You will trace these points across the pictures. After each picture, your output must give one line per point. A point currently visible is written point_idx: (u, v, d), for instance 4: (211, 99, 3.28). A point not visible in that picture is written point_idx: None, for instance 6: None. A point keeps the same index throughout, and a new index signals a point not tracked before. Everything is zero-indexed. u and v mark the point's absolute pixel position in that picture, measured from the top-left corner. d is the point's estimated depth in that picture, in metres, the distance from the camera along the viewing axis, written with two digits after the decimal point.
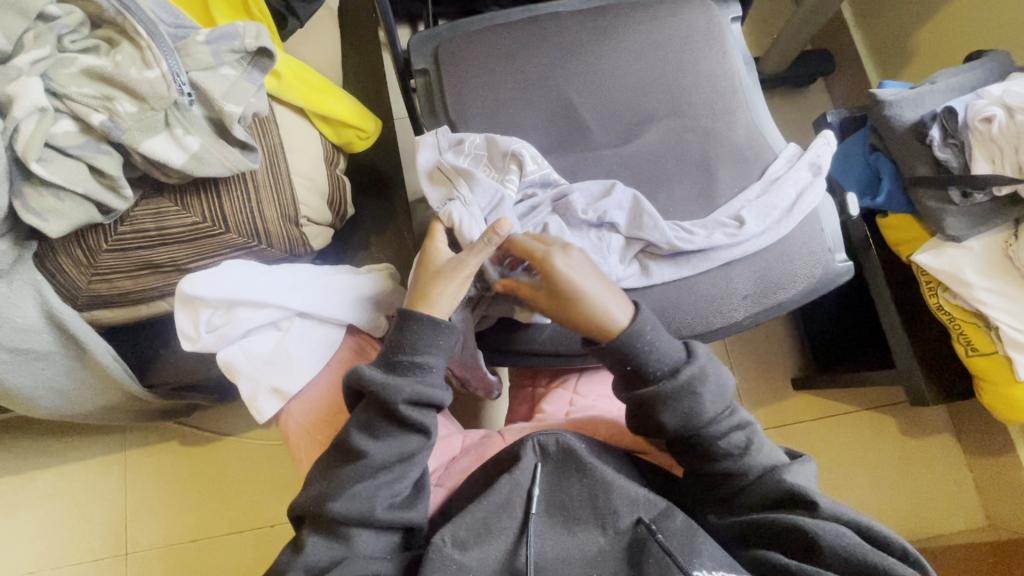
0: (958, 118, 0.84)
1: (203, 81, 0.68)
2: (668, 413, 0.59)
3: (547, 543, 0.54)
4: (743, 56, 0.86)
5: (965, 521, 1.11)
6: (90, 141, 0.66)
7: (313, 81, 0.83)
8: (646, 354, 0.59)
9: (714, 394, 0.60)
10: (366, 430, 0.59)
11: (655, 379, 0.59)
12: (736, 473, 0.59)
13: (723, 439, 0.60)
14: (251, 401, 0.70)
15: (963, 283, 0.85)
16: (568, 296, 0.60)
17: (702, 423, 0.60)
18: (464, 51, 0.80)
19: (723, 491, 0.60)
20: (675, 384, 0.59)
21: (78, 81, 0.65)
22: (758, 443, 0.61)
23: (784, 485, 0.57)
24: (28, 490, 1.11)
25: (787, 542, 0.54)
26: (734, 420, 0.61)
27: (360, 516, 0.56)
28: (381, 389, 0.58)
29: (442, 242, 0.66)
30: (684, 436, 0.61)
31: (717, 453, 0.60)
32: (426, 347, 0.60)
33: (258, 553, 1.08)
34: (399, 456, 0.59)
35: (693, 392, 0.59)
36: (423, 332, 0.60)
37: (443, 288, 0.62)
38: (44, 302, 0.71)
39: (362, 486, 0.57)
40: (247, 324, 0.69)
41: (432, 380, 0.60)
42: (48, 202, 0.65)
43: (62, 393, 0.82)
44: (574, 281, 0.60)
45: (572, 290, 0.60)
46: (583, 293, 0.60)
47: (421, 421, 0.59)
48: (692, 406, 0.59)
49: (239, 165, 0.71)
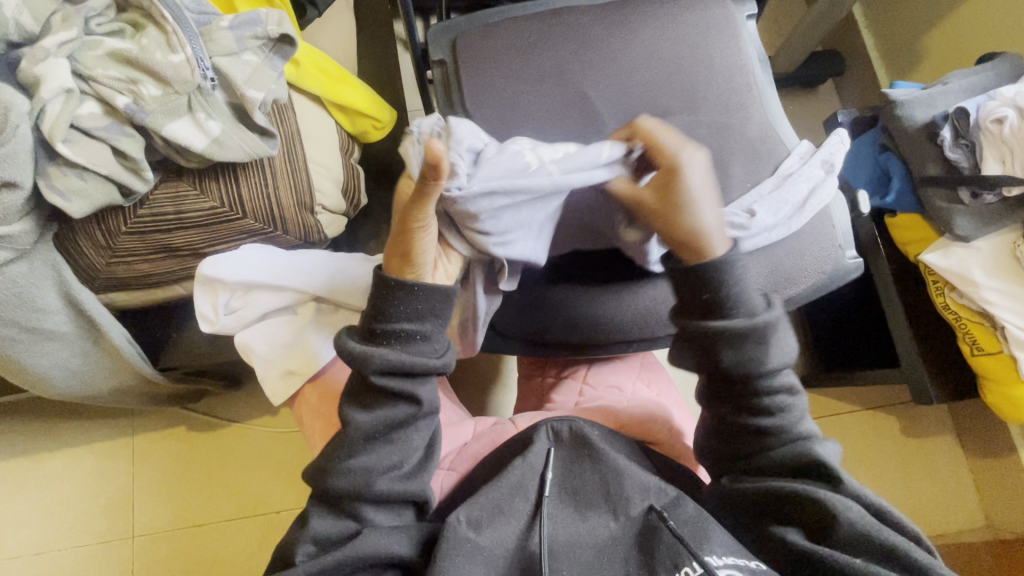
0: (970, 119, 0.85)
1: (225, 67, 0.69)
2: (729, 352, 0.57)
3: (558, 526, 0.54)
4: (758, 52, 0.86)
5: (965, 520, 1.12)
6: (114, 123, 0.67)
7: (330, 70, 0.84)
8: (727, 288, 0.57)
9: (780, 348, 0.58)
10: (357, 402, 0.58)
11: (728, 315, 0.57)
12: (773, 432, 0.58)
13: (772, 395, 0.58)
14: (265, 382, 0.71)
15: (970, 282, 0.86)
16: (684, 198, 0.59)
17: (760, 374, 0.57)
18: (481, 43, 0.81)
19: (752, 449, 0.59)
20: (747, 325, 0.56)
21: (103, 63, 0.66)
22: (801, 409, 0.60)
23: (812, 454, 0.57)
24: (37, 471, 1.12)
25: (805, 514, 0.54)
26: (786, 380, 0.59)
27: (358, 489, 0.56)
28: (354, 359, 0.56)
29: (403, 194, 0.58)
30: (736, 380, 0.58)
31: (763, 406, 0.58)
32: (405, 313, 0.57)
33: (264, 538, 1.09)
34: (387, 425, 0.57)
35: (762, 339, 0.57)
36: (400, 299, 0.56)
37: (408, 251, 0.56)
38: (63, 283, 0.72)
39: (369, 458, 0.57)
40: (264, 307, 0.70)
41: (417, 349, 0.57)
42: (72, 182, 0.66)
43: (76, 374, 0.82)
44: (692, 190, 0.59)
45: (687, 199, 0.59)
46: (698, 204, 0.59)
47: (404, 390, 0.57)
48: (754, 355, 0.57)
49: (258, 151, 0.72)
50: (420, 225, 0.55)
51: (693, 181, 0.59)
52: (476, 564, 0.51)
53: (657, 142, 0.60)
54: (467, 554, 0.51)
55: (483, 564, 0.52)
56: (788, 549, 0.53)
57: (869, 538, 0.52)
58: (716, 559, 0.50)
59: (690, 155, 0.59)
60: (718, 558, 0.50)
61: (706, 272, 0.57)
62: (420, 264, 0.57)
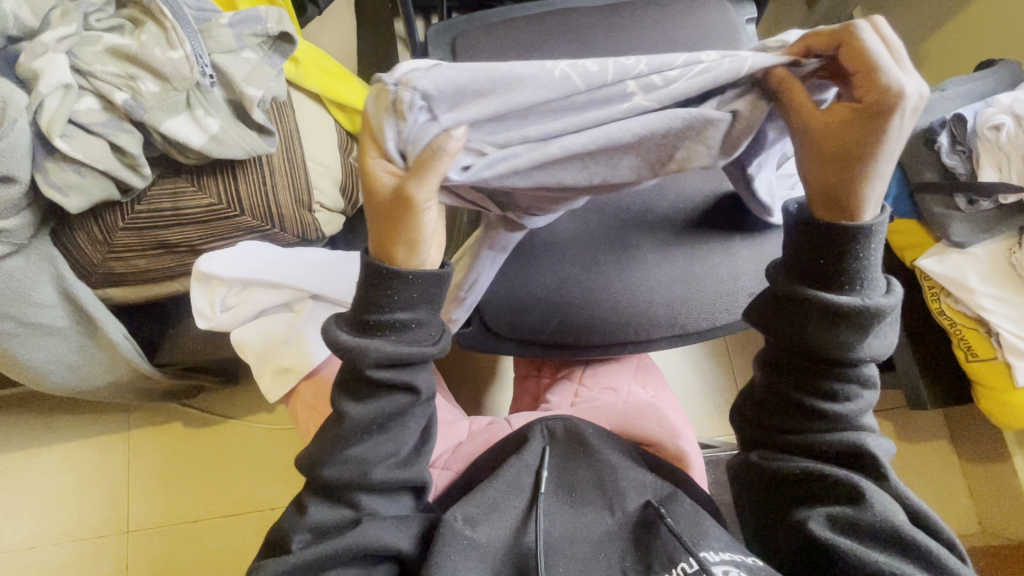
0: (967, 125, 0.85)
1: (224, 64, 0.69)
2: (831, 328, 0.54)
3: (555, 523, 0.54)
4: None
5: (959, 525, 1.13)
6: (112, 119, 0.67)
7: (329, 68, 0.84)
8: (843, 265, 0.54)
9: (874, 341, 0.55)
10: (349, 393, 0.56)
11: (836, 290, 0.54)
12: (836, 419, 0.57)
13: (849, 383, 0.56)
14: (262, 380, 0.73)
15: (964, 288, 0.86)
16: (869, 153, 0.51)
17: (853, 359, 0.55)
18: (481, 43, 0.81)
19: (806, 429, 0.58)
20: (858, 306, 0.53)
21: (102, 59, 0.66)
22: (868, 407, 0.58)
23: (864, 450, 0.55)
24: (33, 465, 1.12)
25: (839, 501, 0.54)
26: (867, 374, 0.57)
27: (357, 479, 0.56)
28: (347, 354, 0.53)
29: (381, 167, 0.51)
30: (822, 356, 0.56)
31: (838, 390, 0.56)
32: (398, 300, 0.54)
33: (258, 535, 1.09)
34: (383, 416, 0.55)
35: (865, 325, 0.54)
36: (393, 288, 0.53)
37: (406, 232, 0.53)
38: (59, 277, 0.72)
39: (362, 448, 0.56)
40: (261, 304, 0.71)
41: (411, 338, 0.54)
42: (70, 177, 0.66)
43: (72, 369, 0.82)
44: (888, 140, 0.51)
45: (870, 151, 0.52)
46: (877, 160, 0.52)
47: (400, 379, 0.55)
48: (852, 337, 0.54)
49: (257, 148, 0.72)
50: (422, 207, 0.51)
51: (888, 129, 0.50)
52: (472, 561, 0.51)
53: (867, 64, 0.49)
54: (462, 550, 0.51)
55: (480, 560, 0.52)
56: (807, 531, 0.54)
57: (899, 536, 0.51)
58: (713, 555, 0.50)
59: (910, 92, 0.49)
60: (715, 553, 0.51)
61: (825, 244, 0.54)
62: (423, 247, 0.55)
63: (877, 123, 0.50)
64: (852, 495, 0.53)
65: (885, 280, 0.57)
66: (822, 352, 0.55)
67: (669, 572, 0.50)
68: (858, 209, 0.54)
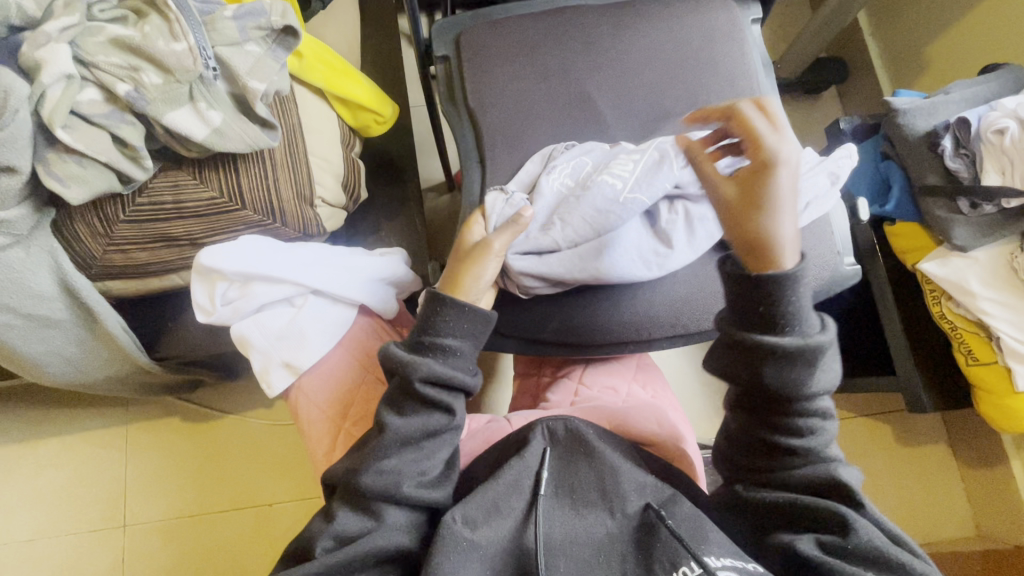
0: (971, 129, 0.85)
1: (228, 57, 0.69)
2: (777, 371, 0.55)
3: (555, 524, 0.54)
4: (763, 57, 0.85)
5: (956, 529, 1.13)
6: (114, 110, 0.66)
7: (334, 63, 0.83)
8: (786, 307, 0.55)
9: (825, 374, 0.57)
10: (394, 406, 0.60)
11: (780, 332, 0.55)
12: (801, 452, 0.58)
13: (806, 417, 0.57)
14: (263, 374, 0.72)
15: (967, 292, 0.86)
16: (763, 201, 0.57)
17: (803, 395, 0.56)
18: (486, 39, 0.81)
19: (774, 465, 0.59)
20: (800, 345, 0.54)
21: (105, 49, 0.66)
22: (831, 434, 0.59)
23: (836, 477, 0.56)
24: (30, 458, 1.12)
25: (820, 526, 0.54)
26: (823, 405, 0.58)
27: (388, 492, 0.56)
28: (400, 365, 0.59)
29: (477, 230, 0.70)
30: (771, 396, 0.57)
31: (795, 426, 0.57)
32: (452, 328, 0.61)
33: (256, 531, 1.09)
34: (424, 432, 0.59)
35: (811, 361, 0.55)
36: (449, 316, 0.61)
37: (473, 270, 0.65)
38: (59, 269, 0.72)
39: (388, 462, 0.58)
40: (263, 299, 0.70)
41: (456, 364, 0.60)
42: (72, 168, 0.65)
43: (72, 361, 0.82)
44: (780, 190, 0.56)
45: (768, 197, 0.56)
46: (779, 207, 0.56)
47: (442, 400, 0.59)
48: (800, 375, 0.55)
49: (259, 142, 0.72)
50: (495, 254, 0.66)
51: (779, 180, 0.56)
52: (473, 562, 0.51)
53: (749, 129, 0.57)
54: (462, 551, 0.52)
55: (479, 561, 0.52)
56: (793, 551, 0.53)
57: (883, 558, 0.51)
58: (714, 560, 0.50)
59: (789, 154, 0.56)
60: (716, 559, 0.50)
61: (764, 287, 0.55)
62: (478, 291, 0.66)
63: (762, 177, 0.57)
64: (835, 519, 0.54)
65: (823, 313, 0.58)
66: (772, 392, 0.56)
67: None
68: (774, 252, 0.55)
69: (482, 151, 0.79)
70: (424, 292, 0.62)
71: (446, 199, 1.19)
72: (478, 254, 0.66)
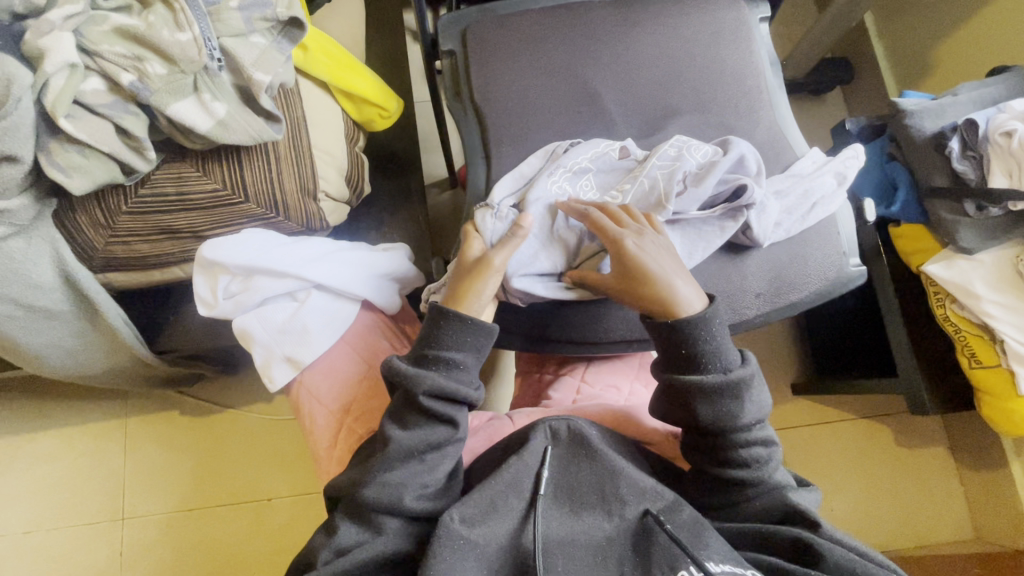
0: (979, 131, 0.84)
1: (233, 48, 0.68)
2: (704, 407, 0.59)
3: (554, 525, 0.54)
4: (770, 55, 0.85)
5: (954, 532, 1.13)
6: (117, 100, 0.66)
7: (339, 57, 0.82)
8: (705, 345, 0.60)
9: (756, 404, 0.60)
10: (397, 418, 0.60)
11: (704, 370, 0.60)
12: (750, 482, 0.59)
13: (747, 448, 0.59)
14: (264, 368, 0.71)
15: (972, 295, 0.86)
16: (639, 273, 0.61)
17: (735, 427, 0.59)
18: (492, 34, 0.80)
19: (728, 501, 0.59)
20: (723, 380, 0.58)
21: (109, 39, 0.65)
22: (776, 463, 0.61)
23: (787, 502, 0.58)
24: (28, 450, 1.12)
25: (784, 547, 0.55)
26: (761, 434, 0.60)
27: (391, 505, 0.56)
28: (404, 378, 0.60)
29: (476, 245, 0.67)
30: (706, 431, 0.60)
31: (737, 458, 0.59)
32: (455, 341, 0.61)
33: (255, 526, 1.09)
34: (426, 445, 0.59)
35: (738, 394, 0.59)
36: (453, 330, 0.61)
37: (479, 287, 0.64)
38: (60, 260, 0.71)
39: (392, 475, 0.57)
40: (265, 292, 0.70)
41: (459, 377, 0.61)
42: (74, 159, 0.65)
43: (71, 353, 0.82)
44: (645, 260, 0.61)
45: (645, 278, 0.61)
46: (666, 278, 0.61)
47: (446, 412, 0.60)
48: (728, 408, 0.59)
49: (263, 134, 0.71)
50: (497, 269, 0.65)
51: (652, 257, 0.62)
52: (471, 561, 0.51)
53: (602, 228, 0.63)
54: (460, 550, 0.51)
55: (477, 560, 0.52)
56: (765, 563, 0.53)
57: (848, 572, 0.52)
58: (714, 565, 0.50)
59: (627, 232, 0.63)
60: (715, 564, 0.50)
61: (684, 330, 0.60)
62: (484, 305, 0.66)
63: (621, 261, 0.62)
64: (795, 536, 0.54)
65: (743, 350, 0.62)
66: (705, 428, 0.60)
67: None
68: (670, 308, 0.61)
69: (487, 147, 0.78)
70: (429, 307, 0.63)
71: (448, 195, 1.18)
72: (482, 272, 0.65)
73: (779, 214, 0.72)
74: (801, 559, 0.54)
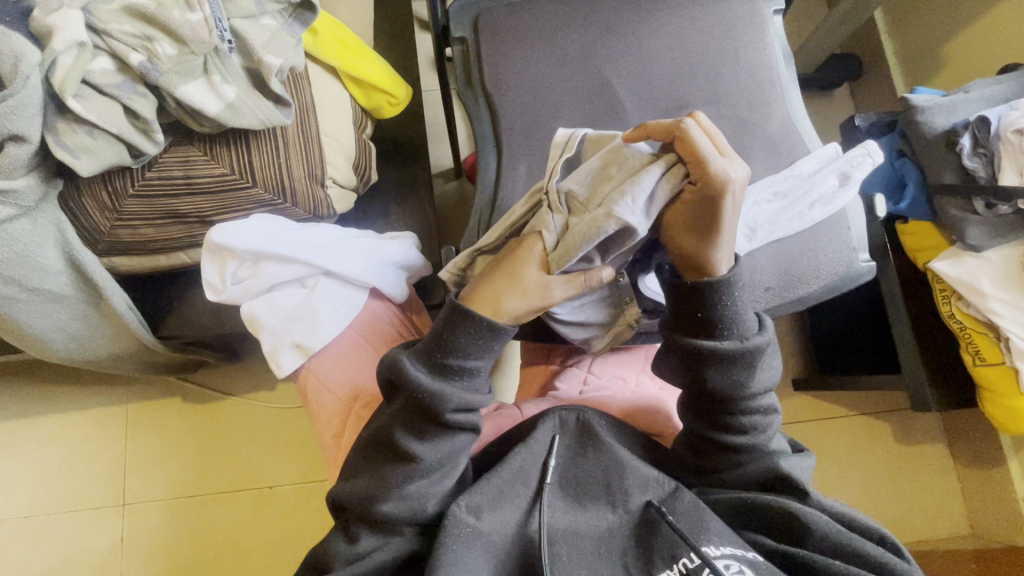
0: (991, 128, 0.85)
1: (244, 30, 0.68)
2: (716, 374, 0.58)
3: (558, 514, 0.54)
4: (784, 48, 0.84)
5: (950, 527, 1.14)
6: (126, 81, 0.65)
7: (349, 41, 0.81)
8: (725, 311, 0.57)
9: (765, 372, 0.60)
10: (412, 431, 0.57)
11: (721, 336, 0.58)
12: (745, 449, 0.59)
13: (748, 415, 0.59)
14: (272, 355, 0.70)
15: (978, 292, 0.86)
16: (717, 225, 0.55)
17: (744, 394, 0.58)
18: (504, 22, 0.80)
19: (720, 465, 0.60)
20: (741, 347, 0.57)
21: (118, 18, 0.64)
22: (774, 429, 0.61)
23: (779, 469, 0.58)
24: (28, 435, 1.11)
25: (775, 522, 0.54)
26: (764, 402, 0.59)
27: (413, 514, 0.55)
28: (427, 395, 0.56)
29: (540, 261, 0.59)
30: (713, 398, 0.59)
31: (737, 425, 0.59)
32: (474, 350, 0.58)
33: (256, 513, 1.09)
34: (446, 455, 0.57)
35: (751, 362, 0.58)
36: (476, 337, 0.57)
37: (520, 305, 0.59)
38: (66, 243, 0.71)
39: (411, 487, 0.56)
40: (274, 278, 0.70)
41: (477, 384, 0.58)
42: (81, 139, 0.64)
43: (75, 338, 0.81)
44: (730, 210, 0.55)
45: (709, 223, 0.55)
46: (726, 229, 0.55)
47: (466, 423, 0.58)
48: (740, 376, 0.58)
49: (273, 119, 0.70)
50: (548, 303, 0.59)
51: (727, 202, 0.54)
52: (476, 550, 0.51)
53: (701, 161, 0.52)
54: (467, 539, 0.51)
55: (482, 549, 0.51)
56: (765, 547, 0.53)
57: (837, 543, 0.52)
58: (713, 549, 0.50)
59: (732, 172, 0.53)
60: (716, 548, 0.50)
61: (699, 294, 0.57)
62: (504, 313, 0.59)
63: (711, 205, 0.54)
64: (787, 508, 0.53)
65: (759, 316, 0.61)
66: (713, 393, 0.59)
67: (671, 568, 0.50)
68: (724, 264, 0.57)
69: (499, 137, 0.78)
70: (447, 310, 0.58)
71: (453, 185, 1.18)
72: (535, 297, 0.58)
73: (758, 221, 0.71)
74: (787, 533, 0.54)
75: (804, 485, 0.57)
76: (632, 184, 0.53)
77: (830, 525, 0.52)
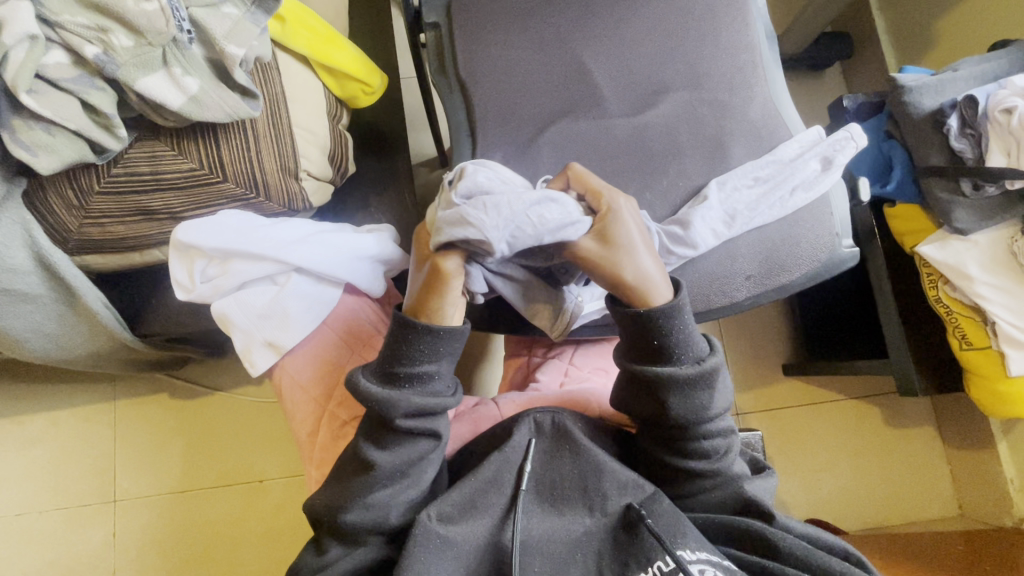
0: (978, 108, 0.83)
1: (204, 19, 0.66)
2: (677, 400, 0.57)
3: (533, 521, 0.53)
4: (767, 28, 0.82)
5: (939, 510, 1.14)
6: (83, 74, 0.63)
7: (319, 29, 0.79)
8: (676, 336, 0.58)
9: (723, 395, 0.59)
10: (372, 438, 0.57)
11: (677, 361, 0.58)
12: (708, 474, 0.58)
13: (708, 439, 0.58)
14: (245, 354, 0.70)
15: (965, 276, 0.85)
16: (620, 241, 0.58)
17: (703, 418, 0.58)
18: (478, 6, 0.77)
19: (684, 492, 0.59)
20: (697, 371, 0.57)
21: (72, 9, 0.62)
22: (735, 451, 0.60)
23: (745, 493, 0.58)
24: (15, 433, 1.11)
25: (744, 538, 0.54)
26: (724, 424, 0.59)
27: (377, 524, 0.55)
28: (377, 404, 0.56)
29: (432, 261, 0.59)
30: (673, 426, 0.58)
31: (697, 450, 0.58)
32: (424, 353, 0.57)
33: (246, 508, 1.09)
34: (408, 463, 0.57)
35: (709, 384, 0.58)
36: (422, 341, 0.57)
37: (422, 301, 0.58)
38: (33, 242, 0.69)
39: (374, 495, 0.55)
40: (242, 276, 0.68)
41: (434, 387, 0.58)
42: (39, 136, 0.63)
43: (51, 337, 0.80)
44: (631, 228, 0.60)
45: (612, 234, 0.59)
46: (631, 243, 0.59)
47: (423, 426, 0.57)
48: (699, 400, 0.58)
49: (239, 111, 0.68)
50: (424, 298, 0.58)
51: (621, 218, 0.60)
52: (448, 559, 0.51)
53: (591, 185, 0.61)
54: (437, 548, 0.51)
55: (454, 556, 0.51)
56: (738, 559, 0.53)
57: (806, 562, 0.52)
58: (688, 553, 0.50)
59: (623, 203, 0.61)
60: (691, 552, 0.50)
61: (653, 322, 0.57)
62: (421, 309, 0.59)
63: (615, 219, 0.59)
64: (751, 527, 0.54)
65: (711, 338, 0.61)
66: (672, 421, 0.58)
67: (646, 571, 0.50)
68: (659, 289, 0.58)
69: (473, 125, 0.75)
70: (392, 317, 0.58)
71: (438, 174, 1.16)
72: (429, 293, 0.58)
73: (737, 207, 0.70)
74: (759, 550, 0.54)
75: (770, 508, 0.57)
76: (487, 196, 0.56)
77: (798, 544, 0.53)
